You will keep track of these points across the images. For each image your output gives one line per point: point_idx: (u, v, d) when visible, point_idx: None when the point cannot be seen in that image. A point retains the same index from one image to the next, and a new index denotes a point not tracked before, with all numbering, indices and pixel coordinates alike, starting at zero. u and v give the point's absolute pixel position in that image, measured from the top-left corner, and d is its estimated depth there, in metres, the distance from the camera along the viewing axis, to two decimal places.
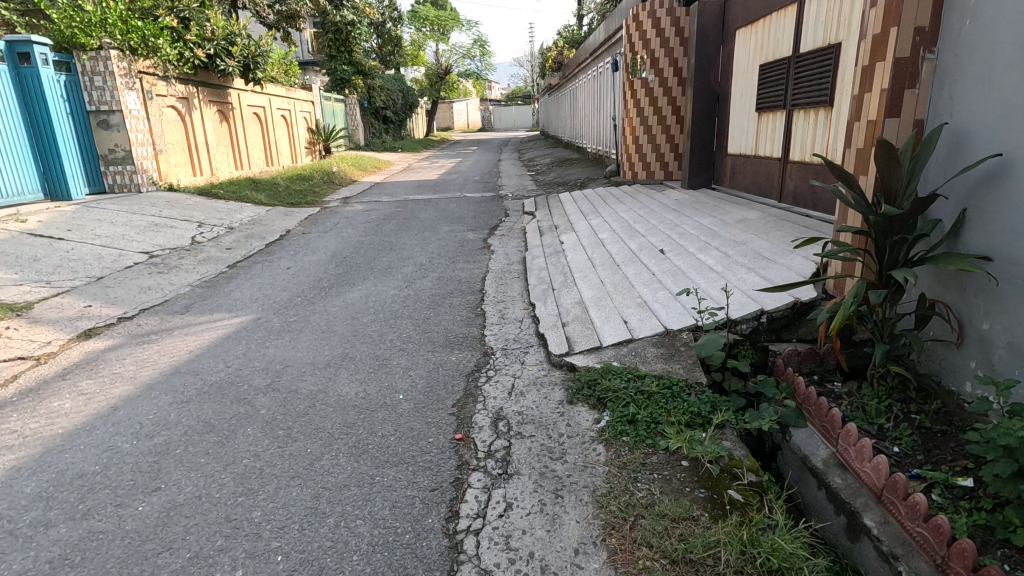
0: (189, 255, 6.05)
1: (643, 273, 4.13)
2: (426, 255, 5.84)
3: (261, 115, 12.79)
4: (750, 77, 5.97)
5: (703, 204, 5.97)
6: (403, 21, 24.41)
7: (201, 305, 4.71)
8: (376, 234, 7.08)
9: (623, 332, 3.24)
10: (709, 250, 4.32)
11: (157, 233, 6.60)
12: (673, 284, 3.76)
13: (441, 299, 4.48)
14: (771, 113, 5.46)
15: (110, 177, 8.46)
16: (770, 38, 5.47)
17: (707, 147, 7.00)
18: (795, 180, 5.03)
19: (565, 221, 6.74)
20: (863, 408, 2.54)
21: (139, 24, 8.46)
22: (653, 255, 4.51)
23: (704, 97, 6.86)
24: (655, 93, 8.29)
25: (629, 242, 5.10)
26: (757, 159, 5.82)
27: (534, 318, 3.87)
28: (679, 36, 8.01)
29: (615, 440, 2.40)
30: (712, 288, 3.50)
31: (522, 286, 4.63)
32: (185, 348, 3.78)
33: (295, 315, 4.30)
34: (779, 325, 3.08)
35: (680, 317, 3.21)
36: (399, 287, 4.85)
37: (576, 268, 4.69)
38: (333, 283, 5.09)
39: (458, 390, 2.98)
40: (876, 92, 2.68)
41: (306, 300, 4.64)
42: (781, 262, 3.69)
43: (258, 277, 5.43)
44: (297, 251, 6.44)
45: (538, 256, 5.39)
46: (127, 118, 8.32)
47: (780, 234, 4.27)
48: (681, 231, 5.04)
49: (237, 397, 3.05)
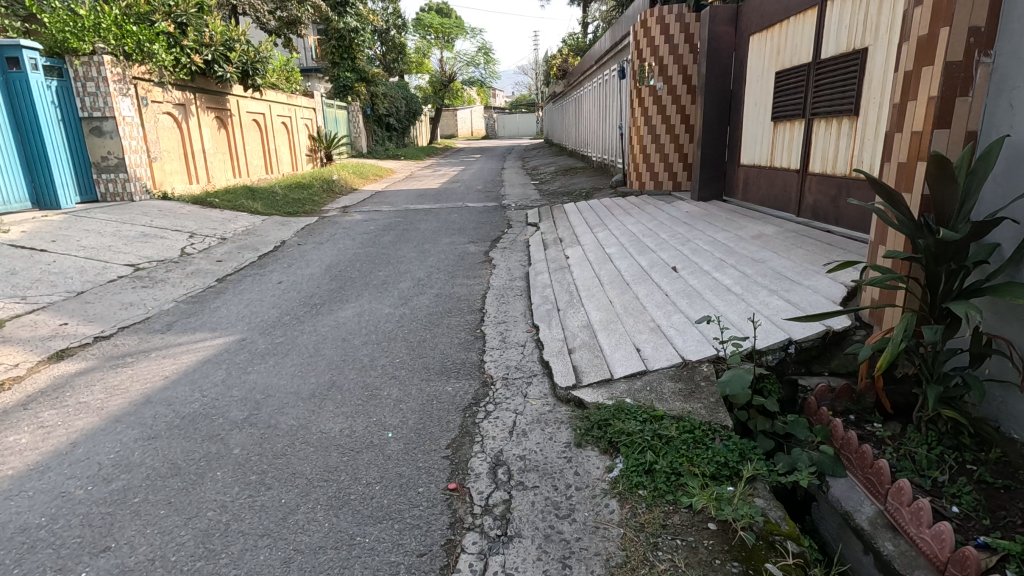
0: (178, 268, 5.79)
1: (655, 294, 3.84)
2: (425, 270, 5.57)
3: (261, 122, 12.61)
4: (765, 85, 5.70)
5: (715, 217, 5.68)
6: (406, 29, 24.31)
7: (184, 323, 4.43)
8: (374, 246, 6.82)
9: (635, 362, 2.95)
10: (725, 269, 4.03)
11: (145, 245, 6.34)
12: (689, 307, 3.47)
13: (438, 319, 4.20)
14: (789, 122, 5.18)
15: (102, 185, 8.25)
16: (787, 44, 5.20)
17: (718, 157, 6.73)
18: (815, 194, 4.74)
19: (570, 233, 6.46)
20: (912, 456, 2.24)
21: (134, 29, 8.26)
22: (665, 273, 4.23)
23: (716, 105, 6.59)
24: (663, 102, 8.03)
25: (638, 258, 4.81)
26: (773, 170, 5.53)
27: (538, 342, 3.58)
28: (689, 42, 7.75)
29: (630, 494, 2.10)
30: (732, 314, 3.21)
31: (524, 305, 4.35)
32: (161, 372, 3.50)
33: (282, 336, 4.01)
34: (809, 356, 2.78)
35: (699, 347, 2.92)
36: (395, 305, 4.58)
37: (583, 286, 4.40)
38: (325, 300, 4.81)
39: (454, 427, 2.69)
40: (922, 100, 2.39)
41: (296, 318, 4.36)
42: (805, 284, 3.40)
43: (247, 292, 5.16)
44: (290, 263, 6.18)
45: (542, 272, 5.11)
46: (121, 124, 8.10)
47: (802, 252, 3.99)
48: (694, 247, 4.75)
49: (210, 433, 2.76)
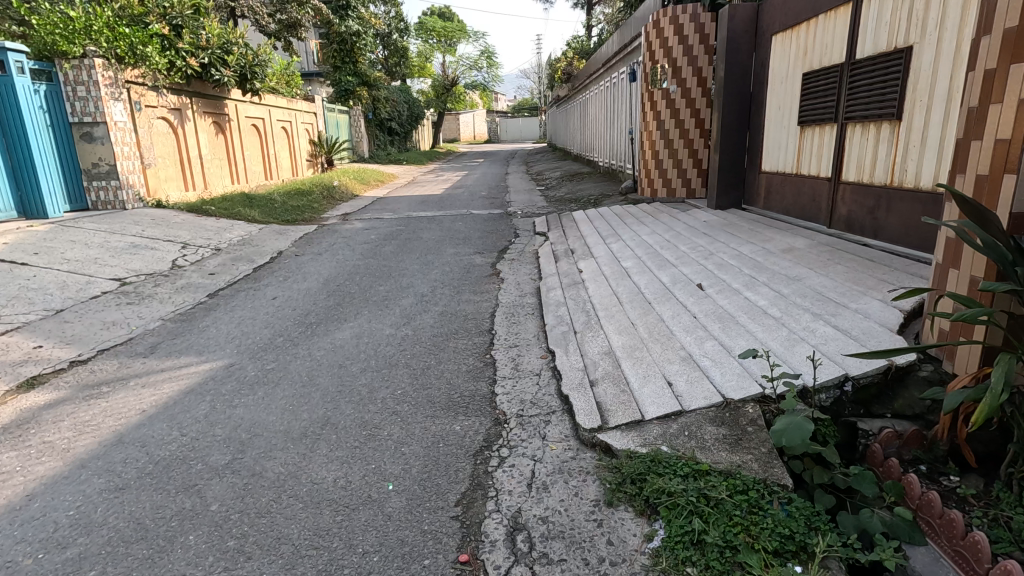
0: (167, 283, 5.47)
1: (683, 315, 3.50)
2: (428, 284, 5.23)
3: (260, 127, 12.34)
4: (789, 87, 5.37)
5: (736, 228, 5.35)
6: (409, 32, 24.05)
7: (169, 345, 4.10)
8: (375, 257, 6.48)
9: (669, 401, 2.61)
10: (757, 287, 3.68)
11: (134, 257, 6.02)
12: (724, 333, 3.13)
13: (443, 341, 3.85)
14: (819, 127, 4.84)
15: (93, 193, 7.94)
16: (815, 43, 4.88)
17: (737, 163, 6.39)
18: (849, 204, 4.40)
19: (582, 244, 6.13)
20: (1007, 523, 1.89)
21: (126, 31, 7.94)
22: (690, 291, 3.89)
23: (736, 108, 6.24)
24: (677, 105, 7.70)
25: (658, 273, 4.47)
26: (799, 178, 5.19)
27: (555, 371, 3.23)
28: (704, 43, 7.44)
29: (676, 573, 1.76)
30: (775, 344, 2.86)
31: (537, 325, 4.01)
32: (138, 405, 3.17)
33: (273, 362, 3.67)
34: (867, 396, 2.45)
35: (741, 384, 2.57)
36: (396, 325, 4.24)
37: (600, 305, 4.06)
38: (321, 319, 4.47)
39: (464, 478, 2.35)
40: (1009, 103, 2.05)
41: (290, 340, 4.03)
42: (854, 308, 3.05)
43: (239, 309, 4.84)
44: (286, 277, 5.85)
45: (554, 287, 4.77)
46: (112, 130, 7.81)
47: (841, 269, 3.65)
48: (718, 261, 4.41)
49: (185, 483, 2.42)
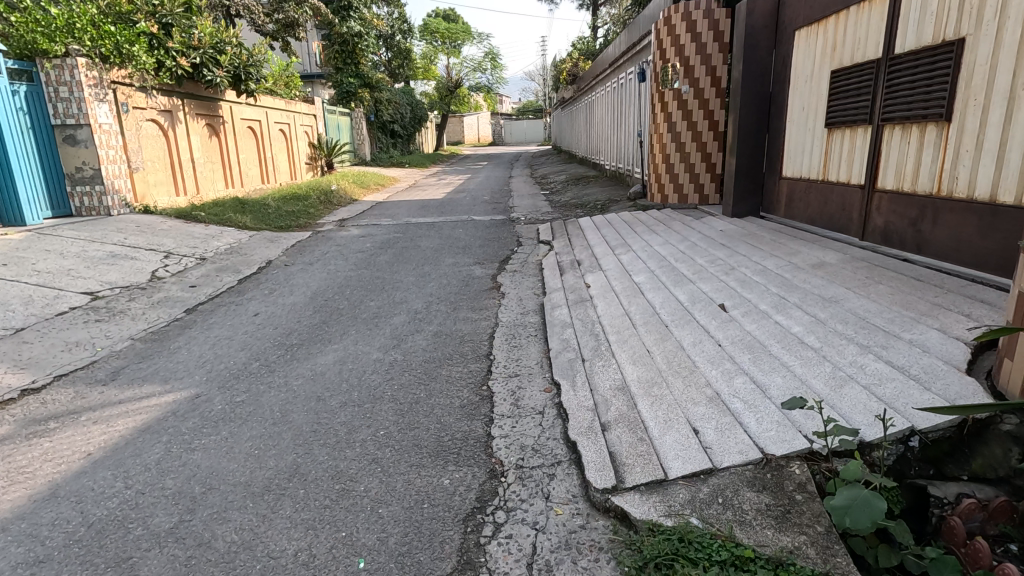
0: (142, 296, 5.09)
1: (705, 343, 3.10)
2: (423, 300, 4.83)
3: (257, 130, 12.00)
4: (815, 86, 4.95)
5: (757, 238, 4.93)
6: (412, 34, 23.76)
7: (134, 370, 3.71)
8: (368, 268, 6.09)
9: (696, 455, 2.19)
10: (789, 310, 3.27)
11: (112, 268, 5.65)
12: (755, 367, 2.72)
13: (436, 368, 3.45)
14: (850, 129, 4.41)
15: (77, 199, 7.61)
16: (846, 38, 4.46)
17: (755, 169, 5.97)
18: (887, 215, 3.98)
19: (589, 255, 5.72)
20: None
21: (112, 29, 7.65)
22: (712, 313, 3.47)
23: (755, 109, 5.82)
24: (689, 107, 7.29)
25: (674, 290, 4.06)
26: (826, 185, 4.77)
27: (560, 409, 2.82)
28: (718, 41, 7.03)
29: None
30: (819, 384, 2.45)
31: (541, 351, 3.60)
32: (84, 446, 2.78)
33: (244, 393, 3.28)
34: (938, 452, 2.02)
35: (782, 437, 2.16)
36: (385, 348, 3.83)
37: (610, 327, 3.66)
38: (303, 340, 4.07)
39: (451, 553, 1.95)
40: None
41: (267, 367, 3.63)
42: (907, 338, 2.63)
43: (216, 327, 4.45)
44: (273, 289, 5.47)
45: (559, 305, 4.37)
46: (96, 132, 7.46)
47: (885, 290, 3.23)
48: (741, 278, 3.99)
49: (118, 555, 2.02)
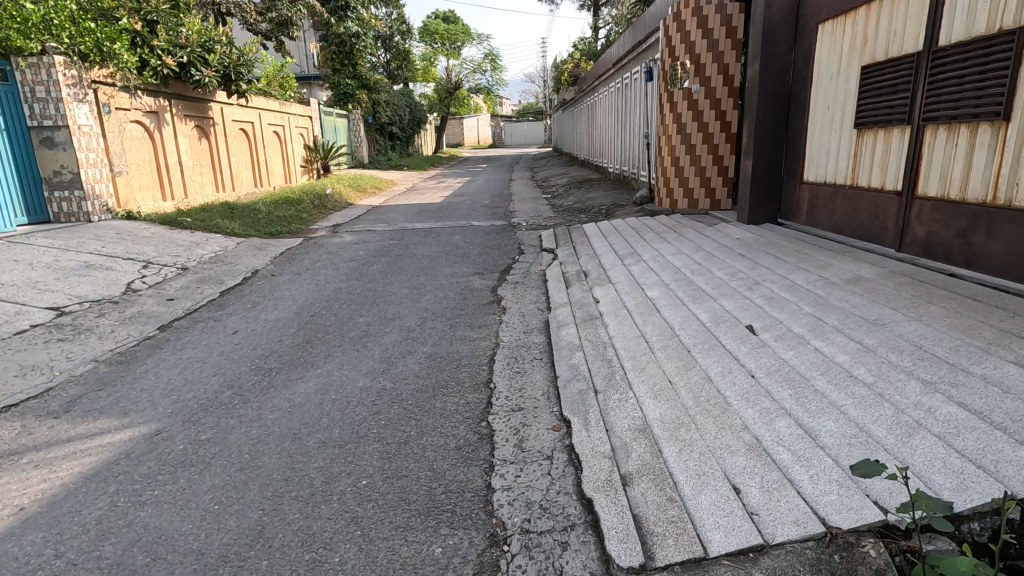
0: (113, 312, 4.70)
1: (736, 374, 2.71)
2: (417, 316, 4.44)
3: (249, 132, 11.64)
4: (842, 84, 4.57)
5: (780, 248, 4.54)
6: (411, 35, 23.45)
7: (91, 400, 3.31)
8: (360, 279, 5.70)
9: (742, 524, 1.80)
10: (829, 334, 2.88)
11: (83, 279, 5.26)
12: (799, 407, 2.33)
13: (429, 400, 3.06)
14: (884, 129, 4.03)
15: (55, 204, 7.22)
16: (879, 30, 4.08)
17: (773, 172, 5.59)
18: (929, 224, 3.60)
19: (596, 265, 5.33)
20: None
21: (92, 26, 7.22)
22: (740, 337, 3.08)
23: (773, 109, 5.44)
24: (700, 107, 6.91)
25: (694, 307, 3.67)
26: (855, 191, 4.39)
27: (571, 454, 2.43)
28: (731, 37, 6.67)
29: None
30: (882, 432, 2.06)
31: (547, 378, 3.21)
32: (17, 498, 2.38)
33: (211, 429, 2.89)
34: None
35: (846, 504, 1.77)
36: (372, 374, 3.44)
37: (625, 351, 3.27)
38: (283, 363, 3.68)
39: None
40: None
41: (240, 397, 3.24)
42: (979, 375, 2.25)
43: (190, 348, 4.06)
44: (256, 303, 5.09)
45: (566, 323, 3.98)
46: (75, 134, 7.09)
47: (940, 312, 2.85)
48: (768, 294, 3.60)
49: None
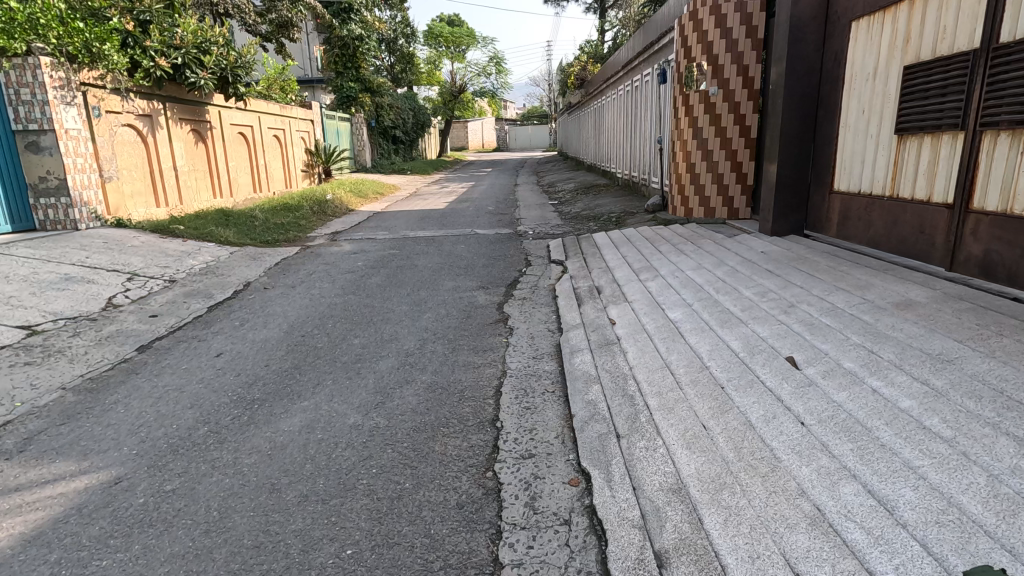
0: (89, 330, 4.36)
1: (783, 420, 2.34)
2: (416, 337, 4.08)
3: (248, 136, 11.32)
4: (879, 85, 4.19)
5: (812, 264, 4.16)
6: (415, 38, 23.20)
7: (49, 436, 2.96)
8: (356, 294, 5.34)
9: None
10: (886, 372, 2.50)
11: (61, 293, 4.93)
12: (866, 468, 1.95)
13: (428, 443, 2.70)
14: (931, 135, 3.66)
15: (41, 212, 6.92)
16: (925, 26, 3.72)
17: (800, 180, 5.21)
18: (988, 241, 3.23)
19: (609, 280, 4.96)
20: None
21: (81, 25, 6.94)
22: (782, 372, 2.71)
23: (800, 112, 5.06)
24: (717, 110, 6.55)
25: (724, 333, 3.30)
26: (896, 202, 4.01)
27: (593, 519, 2.07)
28: (751, 37, 6.32)
29: None
30: (979, 508, 1.68)
31: (561, 418, 2.84)
32: None
33: (178, 478, 2.53)
34: None
35: None
36: (365, 408, 3.07)
37: (649, 386, 2.90)
38: (267, 394, 3.32)
39: None
40: None
41: (215, 435, 2.87)
42: None
43: (167, 373, 3.71)
44: (244, 320, 4.74)
45: (580, 348, 3.61)
46: (62, 139, 6.76)
47: (1016, 347, 2.47)
48: (807, 319, 3.23)
49: None
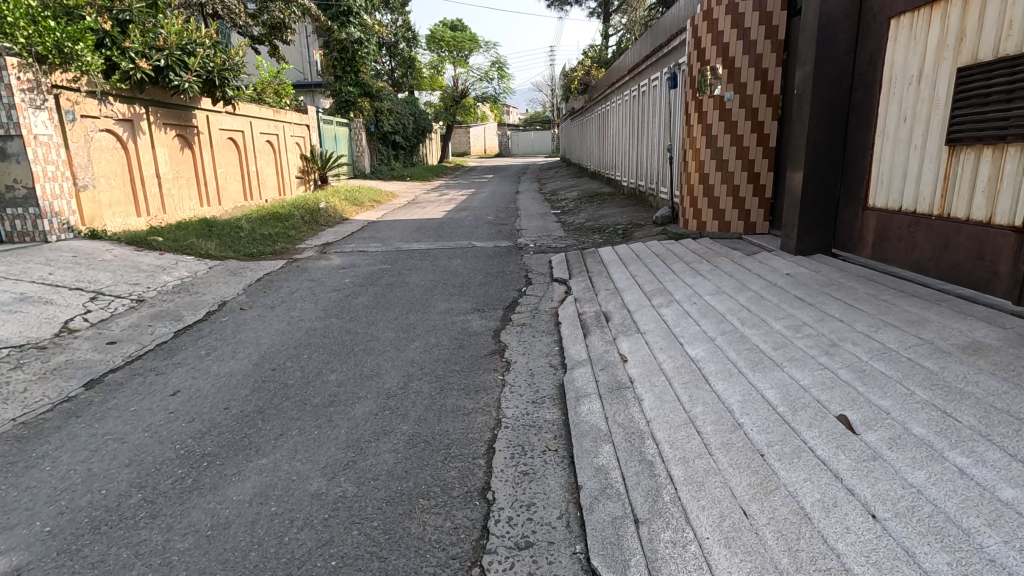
0: (35, 362, 3.88)
1: (848, 509, 1.84)
2: (400, 373, 3.59)
3: (239, 141, 10.89)
4: (923, 89, 3.71)
5: (850, 292, 3.67)
6: (416, 42, 22.87)
7: None
8: (339, 317, 4.85)
9: None
10: (971, 445, 2.00)
11: (10, 317, 4.45)
12: None
13: (402, 523, 2.20)
14: (994, 146, 3.18)
15: (8, 222, 6.49)
16: (985, 24, 3.25)
17: (829, 195, 4.71)
18: None
19: (618, 305, 4.48)
20: None
21: (52, 24, 6.47)
22: (834, 438, 2.21)
23: (829, 118, 4.57)
24: (734, 116, 6.07)
25: (756, 379, 2.80)
26: (948, 223, 3.52)
27: None
28: (771, 38, 5.84)
29: None
30: None
31: (566, 489, 2.35)
32: None
33: (88, 571, 2.03)
34: None
35: None
36: (331, 469, 2.59)
37: (671, 450, 2.40)
38: (221, 447, 2.83)
39: None
40: None
41: (148, 507, 2.38)
42: None
43: (110, 417, 3.22)
44: (211, 348, 4.26)
45: (587, 392, 3.12)
46: (30, 145, 6.30)
47: None
48: (854, 364, 2.74)
49: None
